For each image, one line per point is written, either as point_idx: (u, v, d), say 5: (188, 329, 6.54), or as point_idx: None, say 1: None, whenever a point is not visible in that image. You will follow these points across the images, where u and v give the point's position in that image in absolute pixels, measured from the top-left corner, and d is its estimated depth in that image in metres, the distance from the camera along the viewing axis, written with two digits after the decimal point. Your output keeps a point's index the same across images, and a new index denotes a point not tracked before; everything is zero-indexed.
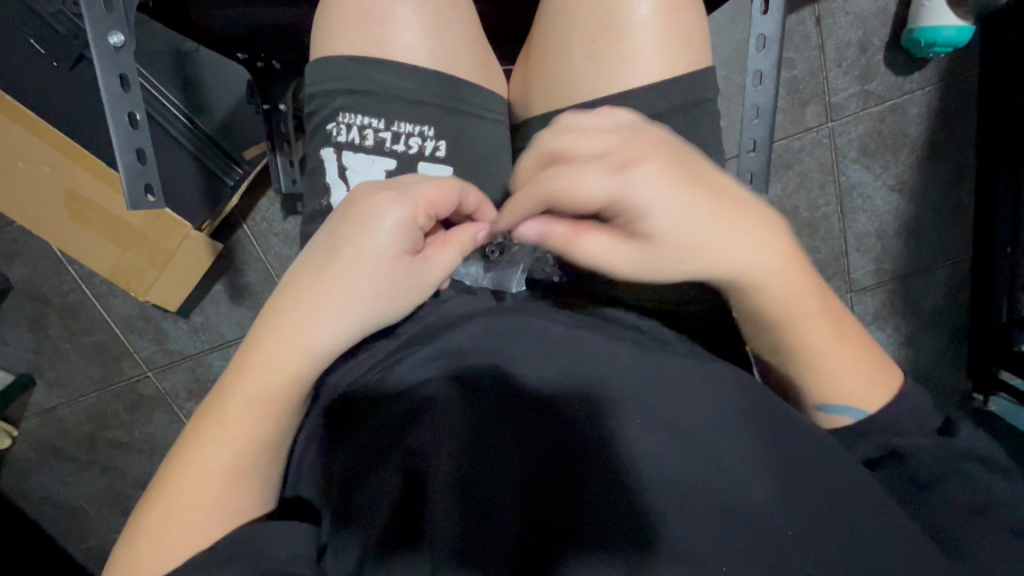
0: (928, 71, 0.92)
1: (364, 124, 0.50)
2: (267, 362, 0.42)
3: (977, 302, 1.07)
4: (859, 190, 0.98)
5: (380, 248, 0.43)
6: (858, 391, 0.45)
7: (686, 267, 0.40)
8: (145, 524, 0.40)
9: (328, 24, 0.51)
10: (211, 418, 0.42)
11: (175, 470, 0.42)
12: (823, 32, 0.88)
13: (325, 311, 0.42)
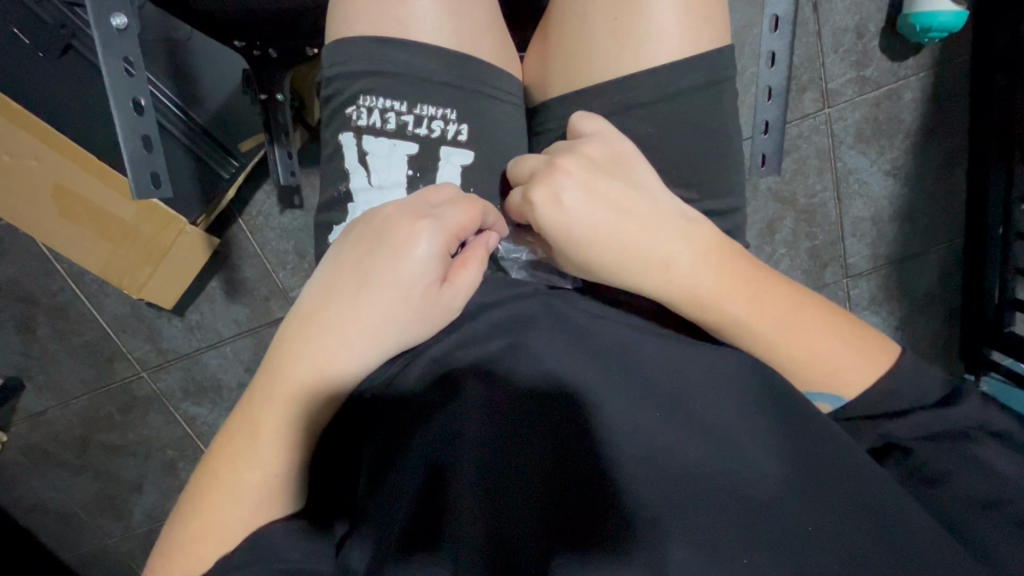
0: (923, 56, 0.93)
1: (385, 107, 0.49)
2: (291, 378, 0.43)
3: (970, 285, 1.08)
4: (856, 175, 0.99)
5: (412, 274, 0.44)
6: (838, 377, 0.47)
7: (619, 273, 0.48)
8: (179, 543, 0.42)
9: (346, 5, 0.50)
10: (241, 441, 0.43)
11: (206, 490, 0.43)
12: (821, 18, 0.89)
13: (348, 337, 0.43)
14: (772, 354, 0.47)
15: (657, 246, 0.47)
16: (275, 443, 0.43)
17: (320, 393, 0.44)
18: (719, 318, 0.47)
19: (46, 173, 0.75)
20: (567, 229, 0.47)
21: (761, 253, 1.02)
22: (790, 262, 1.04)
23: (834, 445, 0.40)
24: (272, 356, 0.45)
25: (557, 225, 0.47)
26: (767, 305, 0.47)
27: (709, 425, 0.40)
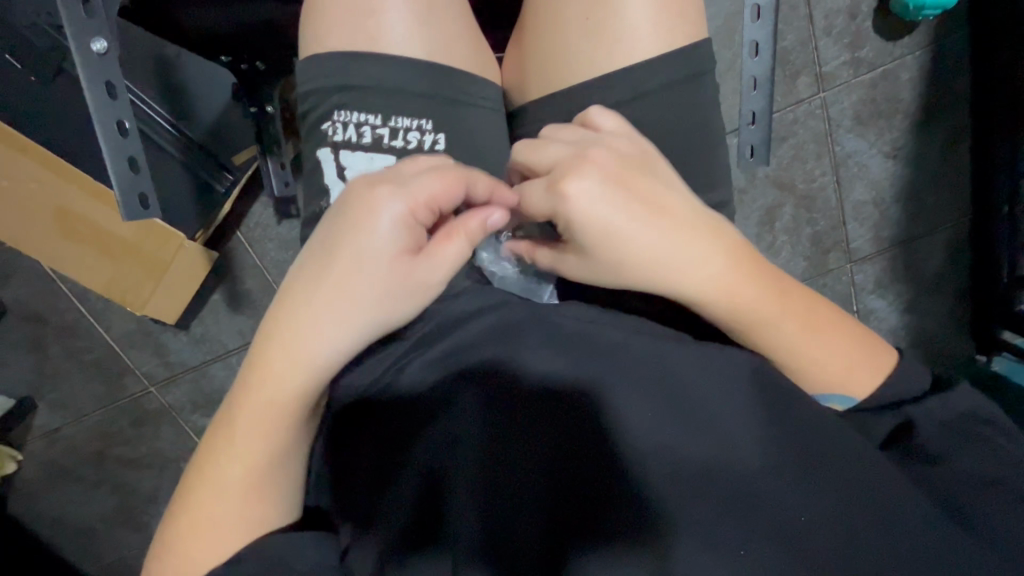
0: (919, 34, 0.91)
1: (360, 122, 0.49)
2: (267, 378, 0.42)
3: (978, 264, 1.06)
4: (854, 158, 0.98)
5: (381, 249, 0.42)
6: (852, 377, 0.46)
7: (642, 275, 0.45)
8: (175, 545, 0.43)
9: (318, 22, 0.50)
10: (227, 440, 0.43)
11: (197, 491, 0.43)
12: (812, 0, 0.87)
13: (325, 330, 0.42)
14: (787, 355, 0.46)
15: (695, 247, 0.45)
16: (262, 440, 0.43)
17: (299, 389, 0.43)
18: (748, 319, 0.45)
19: (45, 195, 0.76)
20: (600, 225, 0.44)
21: (762, 241, 1.01)
22: (791, 249, 1.03)
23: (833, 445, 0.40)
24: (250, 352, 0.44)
25: (587, 218, 0.44)
26: (789, 308, 0.46)
27: (701, 417, 0.40)
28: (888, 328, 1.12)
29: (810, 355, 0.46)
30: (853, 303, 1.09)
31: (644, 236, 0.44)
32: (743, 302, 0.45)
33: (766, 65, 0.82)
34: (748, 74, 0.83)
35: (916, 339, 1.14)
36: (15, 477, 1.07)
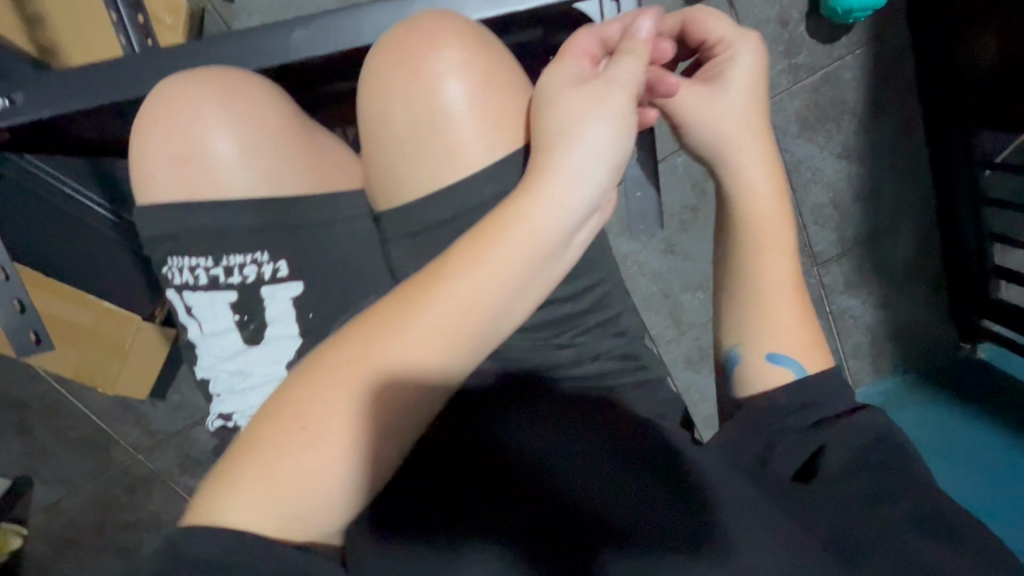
0: (856, 33, 0.89)
1: (192, 265, 0.43)
2: (494, 257, 0.34)
3: (950, 253, 1.03)
4: (806, 163, 0.96)
5: (566, 76, 0.39)
6: (805, 353, 0.50)
7: (705, 139, 0.49)
8: (253, 439, 0.32)
9: (137, 167, 0.43)
10: (386, 331, 0.33)
11: (311, 382, 0.33)
12: (739, 12, 0.86)
13: (535, 218, 0.34)
14: (762, 295, 0.51)
15: (754, 152, 0.49)
16: (426, 358, 0.33)
17: (483, 308, 0.34)
18: (760, 229, 0.50)
19: None
20: (731, 104, 0.49)
21: None
22: None
23: (830, 471, 0.41)
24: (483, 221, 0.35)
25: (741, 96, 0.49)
26: (775, 255, 0.51)
27: (762, 424, 0.45)
28: (865, 326, 1.09)
29: (779, 316, 0.50)
30: (824, 305, 1.06)
31: (724, 110, 0.49)
32: (751, 231, 0.50)
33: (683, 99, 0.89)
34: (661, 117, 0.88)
35: (897, 334, 1.10)
36: (21, 552, 1.11)
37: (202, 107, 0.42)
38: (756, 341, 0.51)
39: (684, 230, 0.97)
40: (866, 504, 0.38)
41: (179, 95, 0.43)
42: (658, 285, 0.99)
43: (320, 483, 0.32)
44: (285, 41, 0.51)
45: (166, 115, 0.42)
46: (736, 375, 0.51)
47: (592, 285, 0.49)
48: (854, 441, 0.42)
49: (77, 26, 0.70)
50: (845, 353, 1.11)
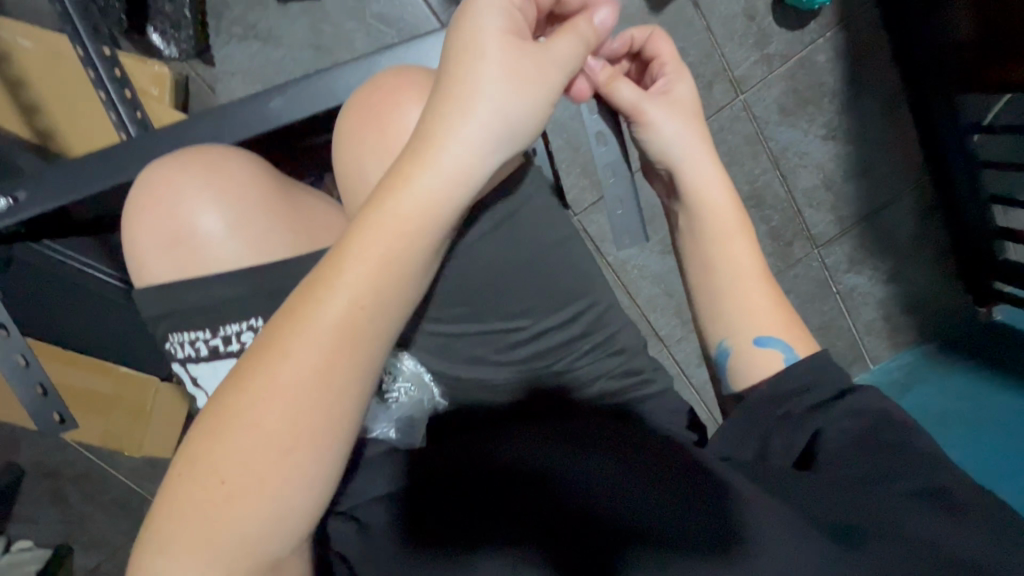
0: (824, 17, 0.90)
1: (192, 338, 0.43)
2: (404, 226, 0.32)
3: (950, 219, 1.02)
4: (793, 148, 0.96)
5: (490, 36, 0.34)
6: (783, 330, 0.50)
7: (659, 145, 0.50)
8: (180, 490, 0.31)
9: (136, 255, 0.44)
10: (267, 351, 0.32)
11: (215, 427, 0.31)
12: (705, 11, 0.87)
13: (412, 198, 0.33)
14: (733, 287, 0.51)
15: (690, 147, 0.50)
16: (332, 359, 0.32)
17: (375, 295, 0.32)
18: (708, 223, 0.51)
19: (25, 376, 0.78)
20: (674, 108, 0.50)
21: None
22: None
23: (840, 451, 0.40)
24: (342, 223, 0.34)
25: (681, 102, 0.51)
26: (735, 245, 0.51)
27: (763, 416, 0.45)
28: (875, 302, 1.08)
29: (749, 303, 0.51)
30: (830, 286, 1.06)
31: (672, 120, 0.50)
32: (715, 229, 0.51)
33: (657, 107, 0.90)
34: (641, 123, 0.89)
35: (908, 305, 1.09)
36: None
37: (186, 190, 0.43)
38: (738, 332, 0.50)
39: None
40: (870, 485, 0.38)
41: (162, 182, 0.44)
42: (660, 286, 0.99)
43: (277, 503, 0.31)
44: (264, 109, 0.53)
45: (153, 203, 0.43)
46: (727, 368, 0.51)
47: (578, 312, 0.47)
48: (860, 420, 0.41)
49: (71, 111, 0.73)
50: (858, 332, 1.10)
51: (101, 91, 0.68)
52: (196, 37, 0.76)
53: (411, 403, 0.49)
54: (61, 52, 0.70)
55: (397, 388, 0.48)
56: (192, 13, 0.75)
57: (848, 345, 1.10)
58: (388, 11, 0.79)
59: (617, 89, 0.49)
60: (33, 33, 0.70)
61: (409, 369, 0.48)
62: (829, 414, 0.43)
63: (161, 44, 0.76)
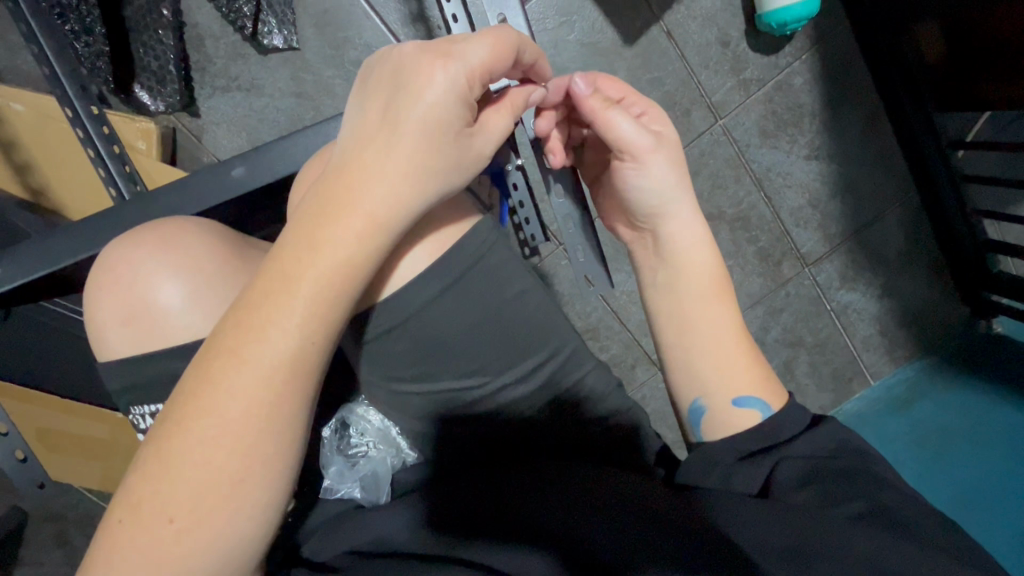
0: (798, 40, 0.90)
1: (152, 411, 0.42)
2: (343, 265, 0.34)
3: (941, 232, 1.01)
4: (776, 170, 0.96)
5: (443, 92, 0.35)
6: (761, 386, 0.49)
7: (640, 193, 0.50)
8: (127, 526, 0.32)
9: (95, 330, 0.42)
10: (204, 389, 0.33)
11: (157, 467, 0.32)
12: (679, 41, 0.88)
13: (345, 236, 0.34)
14: (707, 337, 0.51)
15: (660, 199, 0.50)
16: (276, 395, 0.34)
17: (311, 329, 0.34)
18: (685, 273, 0.51)
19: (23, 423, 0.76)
20: (656, 158, 0.49)
21: None
22: (741, 271, 1.00)
23: (800, 484, 0.42)
24: (270, 259, 0.35)
25: (667, 149, 0.50)
26: (707, 298, 0.51)
27: (720, 450, 0.47)
28: (871, 318, 1.05)
29: (724, 356, 0.50)
30: (824, 303, 1.03)
31: (656, 167, 0.49)
32: (688, 283, 0.51)
33: None
34: None
35: (907, 320, 1.06)
36: None
37: (144, 262, 0.42)
38: (713, 390, 0.50)
39: None
40: (813, 510, 0.39)
41: (119, 257, 0.42)
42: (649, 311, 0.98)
43: (230, 530, 0.33)
44: (226, 178, 0.54)
45: (111, 279, 0.42)
46: (702, 426, 0.50)
47: (536, 364, 0.47)
48: (812, 456, 0.44)
49: (59, 167, 0.75)
50: (856, 348, 1.06)
51: (89, 146, 0.69)
52: (182, 91, 0.78)
53: (376, 460, 0.51)
54: (50, 112, 0.74)
55: (363, 443, 0.52)
56: (178, 69, 0.77)
57: (846, 362, 1.07)
58: (366, 57, 0.81)
59: (611, 119, 0.49)
60: (24, 96, 0.74)
61: (375, 426, 0.52)
62: (790, 448, 0.45)
63: (148, 99, 0.78)
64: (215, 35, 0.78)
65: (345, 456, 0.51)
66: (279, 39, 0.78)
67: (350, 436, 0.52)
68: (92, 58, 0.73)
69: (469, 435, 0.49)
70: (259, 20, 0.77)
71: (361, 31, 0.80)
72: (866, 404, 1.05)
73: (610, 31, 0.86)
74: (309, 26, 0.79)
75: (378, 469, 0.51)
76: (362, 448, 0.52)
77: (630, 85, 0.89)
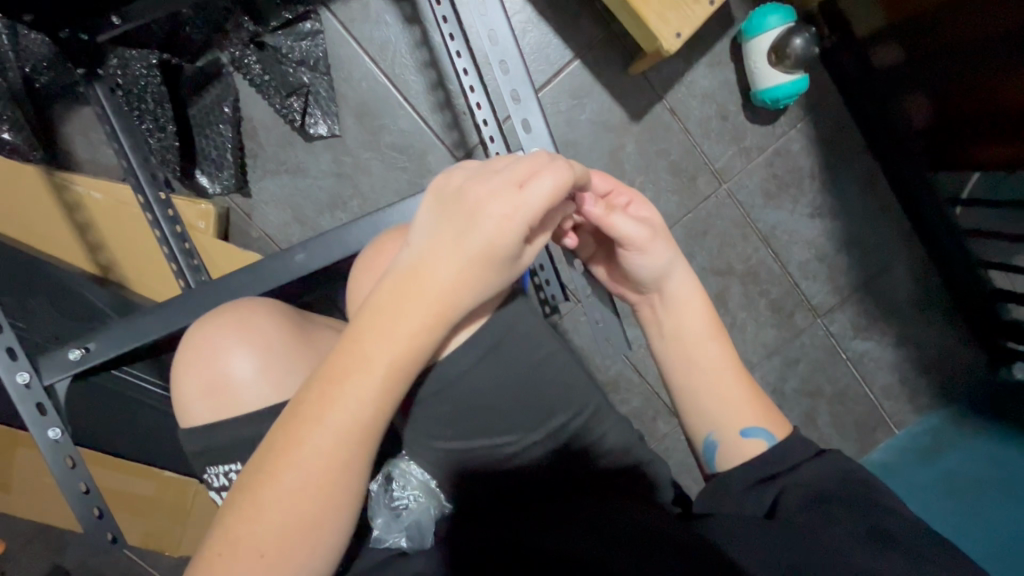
0: (793, 111, 0.98)
1: (228, 470, 0.47)
2: (410, 349, 0.41)
3: (949, 281, 1.04)
4: (781, 228, 1.01)
5: (508, 215, 0.42)
6: (765, 418, 0.55)
7: (648, 275, 0.56)
8: (220, 555, 0.39)
9: (178, 398, 0.48)
10: (293, 451, 0.39)
11: (250, 508, 0.39)
12: (682, 116, 0.97)
13: (411, 328, 0.41)
14: (715, 388, 0.55)
15: (661, 271, 0.55)
16: (350, 456, 0.40)
17: (382, 407, 0.41)
18: (690, 331, 0.56)
19: None
20: (658, 246, 0.55)
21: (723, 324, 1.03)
22: (755, 322, 1.03)
23: (803, 506, 0.46)
24: (349, 342, 0.42)
25: (662, 234, 0.55)
26: (708, 348, 0.56)
27: (730, 481, 0.52)
28: (887, 365, 1.06)
29: (730, 399, 0.55)
30: (839, 352, 1.05)
31: (657, 252, 0.55)
32: (693, 333, 0.56)
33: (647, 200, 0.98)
34: None
35: (924, 368, 1.06)
36: None
37: (222, 341, 0.48)
38: (721, 427, 0.55)
39: None
40: (818, 530, 0.43)
41: (200, 338, 0.48)
42: None
43: (304, 564, 0.40)
44: (287, 262, 0.61)
45: (194, 357, 0.48)
46: (717, 460, 0.55)
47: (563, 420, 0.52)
48: (817, 480, 0.48)
49: (128, 245, 0.84)
50: (876, 397, 1.07)
51: (156, 229, 0.78)
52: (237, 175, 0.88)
53: (418, 511, 0.54)
54: (123, 199, 0.84)
55: (405, 496, 0.55)
56: (234, 156, 0.88)
57: (868, 411, 1.07)
58: (400, 141, 0.91)
59: (614, 222, 0.53)
60: (103, 185, 0.84)
61: (417, 480, 0.56)
62: (802, 475, 0.49)
63: (208, 184, 0.87)
64: (267, 127, 0.89)
65: (392, 510, 0.54)
66: (324, 128, 0.89)
67: (394, 488, 0.56)
68: (162, 151, 0.83)
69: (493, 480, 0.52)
70: (307, 113, 0.88)
71: (396, 119, 0.90)
72: (891, 454, 1.05)
73: (619, 109, 0.95)
74: (349, 116, 0.89)
75: (421, 519, 0.54)
76: (407, 500, 0.55)
77: (639, 155, 0.97)
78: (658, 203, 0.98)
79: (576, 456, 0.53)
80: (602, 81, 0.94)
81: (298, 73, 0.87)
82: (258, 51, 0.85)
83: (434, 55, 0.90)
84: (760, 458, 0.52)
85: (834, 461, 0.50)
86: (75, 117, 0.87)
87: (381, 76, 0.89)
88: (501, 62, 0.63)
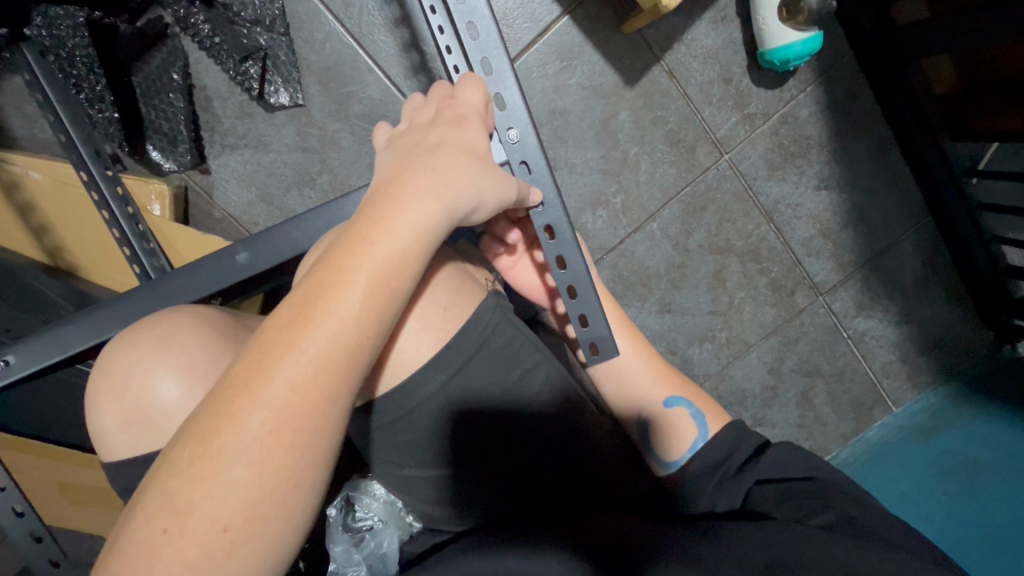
0: (802, 74, 0.90)
1: None
2: (378, 264, 0.41)
3: (958, 256, 0.97)
4: (785, 202, 0.95)
5: (458, 137, 0.49)
6: (690, 390, 0.63)
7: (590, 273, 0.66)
8: (168, 526, 0.34)
9: (105, 436, 0.46)
10: (256, 389, 0.37)
11: (205, 466, 0.35)
12: (680, 80, 0.88)
13: (384, 253, 0.41)
14: (640, 376, 0.63)
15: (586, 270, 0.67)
16: (322, 385, 0.38)
17: (356, 336, 0.40)
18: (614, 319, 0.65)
19: (48, 478, 0.75)
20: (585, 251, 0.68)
21: (720, 304, 0.98)
22: (754, 302, 0.98)
23: (786, 492, 0.51)
24: (313, 273, 0.40)
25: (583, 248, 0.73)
26: (624, 339, 0.64)
27: (717, 471, 0.56)
28: (890, 343, 1.01)
29: (652, 388, 0.62)
30: (840, 331, 1.00)
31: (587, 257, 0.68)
32: (618, 329, 0.64)
33: (641, 171, 0.91)
34: (626, 191, 0.91)
35: (927, 347, 1.01)
36: None
37: (142, 364, 0.46)
38: (651, 408, 0.62)
39: (677, 288, 0.96)
40: (797, 522, 0.47)
41: (117, 366, 0.46)
42: (662, 344, 0.98)
43: (284, 525, 0.37)
44: (231, 263, 0.56)
45: (108, 385, 0.46)
46: (670, 460, 0.59)
47: (548, 398, 0.57)
48: (790, 466, 0.53)
49: (75, 230, 0.77)
50: (875, 375, 1.02)
51: (104, 209, 0.69)
52: (193, 150, 0.80)
53: (379, 535, 0.61)
54: (67, 179, 0.76)
55: (368, 518, 0.61)
56: (189, 130, 0.79)
57: (866, 391, 1.02)
58: (371, 110, 0.82)
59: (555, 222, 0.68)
60: (40, 164, 0.76)
61: (380, 504, 0.62)
62: (782, 466, 0.54)
63: (162, 160, 0.79)
64: (222, 96, 0.80)
65: (352, 538, 0.61)
66: (285, 96, 0.80)
67: (360, 516, 0.62)
68: (104, 125, 0.75)
69: (488, 463, 0.56)
70: (265, 80, 0.79)
71: (365, 86, 0.82)
72: (888, 433, 1.00)
73: (612, 73, 0.87)
74: (313, 83, 0.81)
75: (382, 543, 0.60)
76: (373, 523, 0.61)
77: (633, 124, 0.89)
78: (654, 176, 0.91)
79: (573, 432, 0.58)
80: (594, 42, 0.85)
81: (252, 34, 0.77)
82: (205, 9, 0.76)
83: (407, 11, 0.80)
84: (741, 450, 0.57)
85: (807, 455, 0.55)
86: (7, 87, 0.79)
87: (347, 37, 0.80)
88: (471, 23, 0.55)
